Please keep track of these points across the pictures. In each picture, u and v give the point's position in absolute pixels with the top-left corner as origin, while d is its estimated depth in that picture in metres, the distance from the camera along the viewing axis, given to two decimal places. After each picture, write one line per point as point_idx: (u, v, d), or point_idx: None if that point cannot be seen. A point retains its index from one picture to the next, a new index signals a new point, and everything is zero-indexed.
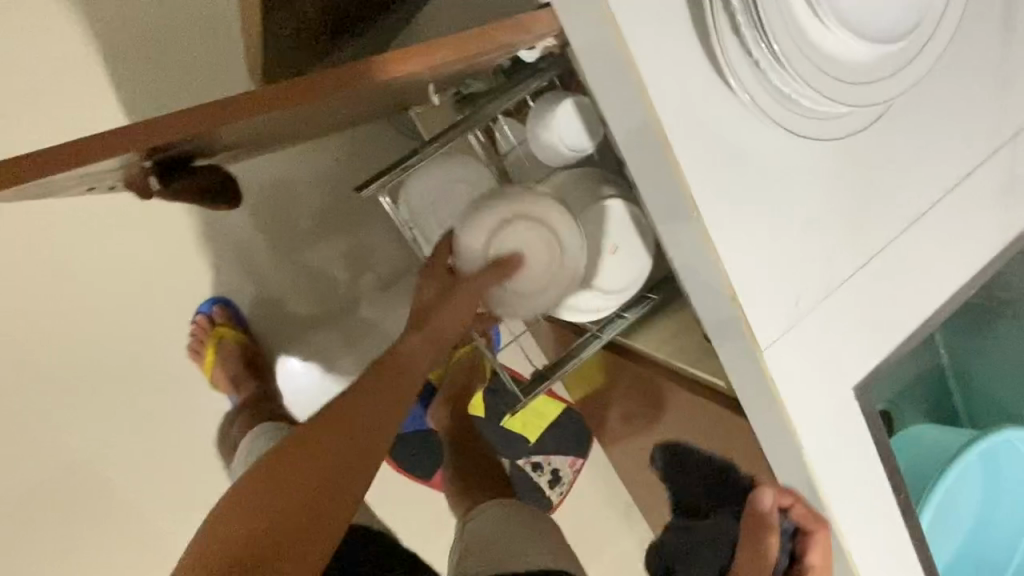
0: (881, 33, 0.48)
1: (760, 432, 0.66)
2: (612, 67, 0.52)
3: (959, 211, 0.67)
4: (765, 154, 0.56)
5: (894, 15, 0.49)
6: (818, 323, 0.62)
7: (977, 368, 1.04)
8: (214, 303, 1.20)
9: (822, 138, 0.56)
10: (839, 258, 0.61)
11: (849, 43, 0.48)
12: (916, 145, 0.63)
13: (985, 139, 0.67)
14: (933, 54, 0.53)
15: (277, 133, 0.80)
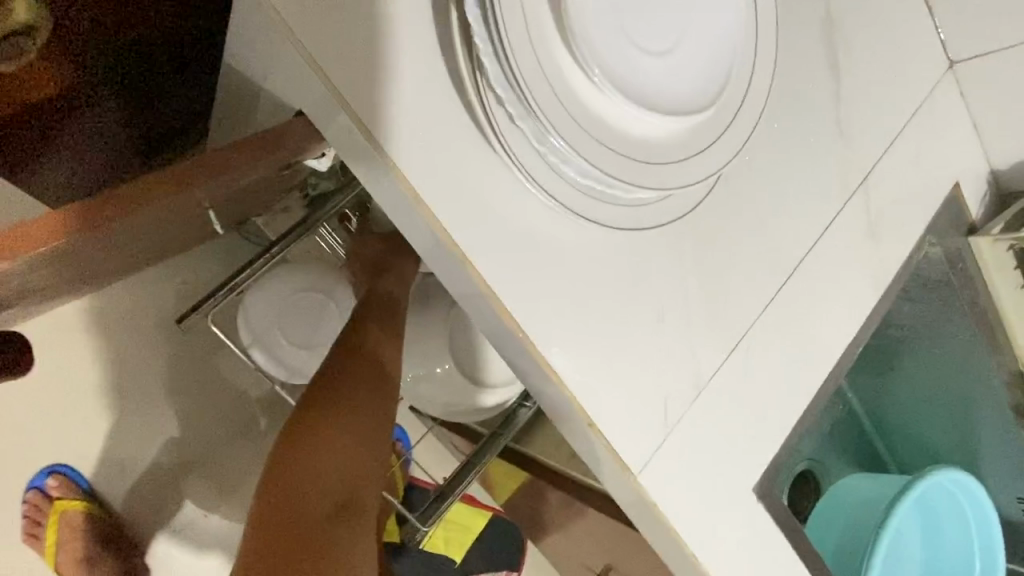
0: (687, 104, 0.42)
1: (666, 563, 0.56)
2: (384, 175, 0.42)
3: (825, 265, 0.62)
4: (588, 244, 0.48)
5: (698, 82, 0.43)
6: (697, 425, 0.53)
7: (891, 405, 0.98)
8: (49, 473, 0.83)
9: (659, 222, 0.49)
10: (702, 349, 0.53)
11: (648, 125, 0.41)
12: (761, 203, 0.57)
13: (836, 185, 0.63)
14: (752, 116, 0.47)
15: (79, 279, 0.65)
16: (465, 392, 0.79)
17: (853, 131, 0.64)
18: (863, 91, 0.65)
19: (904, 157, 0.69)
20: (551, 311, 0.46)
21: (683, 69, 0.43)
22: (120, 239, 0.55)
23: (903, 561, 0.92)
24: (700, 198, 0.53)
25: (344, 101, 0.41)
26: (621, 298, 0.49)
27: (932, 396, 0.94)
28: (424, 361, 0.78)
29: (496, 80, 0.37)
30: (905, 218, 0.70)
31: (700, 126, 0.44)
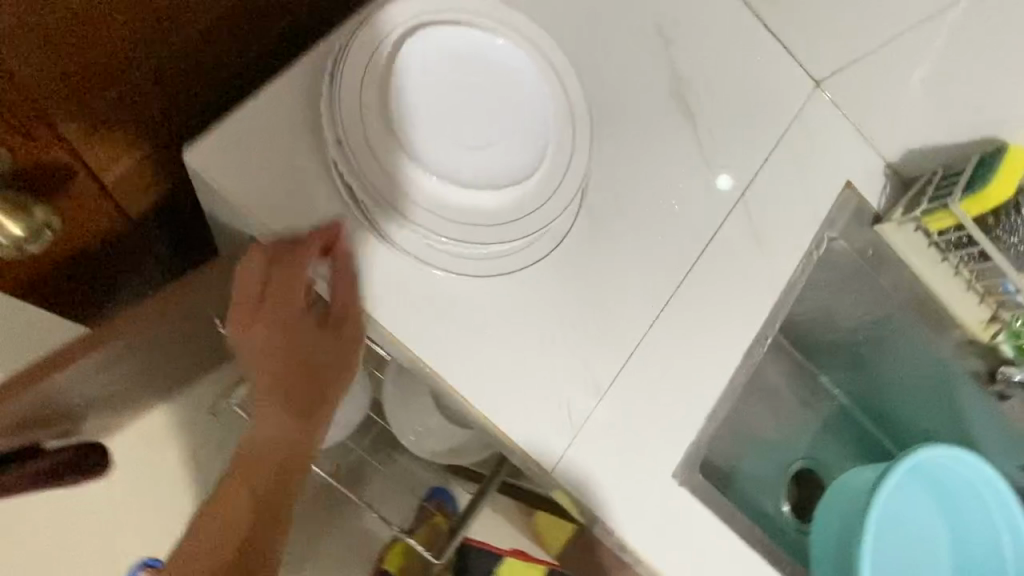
0: (498, 181, 0.58)
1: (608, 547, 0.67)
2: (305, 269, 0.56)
3: (712, 275, 0.72)
4: (475, 292, 0.61)
5: (514, 161, 0.59)
6: (600, 426, 0.64)
7: (872, 391, 1.03)
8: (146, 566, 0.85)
9: (523, 271, 0.62)
10: (597, 367, 0.64)
11: (486, 203, 0.57)
12: (634, 234, 0.69)
13: (710, 206, 0.74)
14: (575, 179, 0.61)
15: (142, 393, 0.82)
16: (460, 435, 0.93)
17: (719, 159, 0.75)
18: (724, 126, 0.77)
19: (783, 170, 0.79)
20: (451, 349, 0.59)
21: (500, 152, 0.59)
22: (146, 353, 0.68)
23: (910, 533, 0.95)
24: (572, 246, 0.66)
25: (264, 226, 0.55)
26: (511, 330, 0.62)
27: (908, 379, 0.97)
28: (419, 416, 0.92)
29: (353, 177, 0.54)
30: (795, 221, 0.79)
31: (533, 195, 0.59)
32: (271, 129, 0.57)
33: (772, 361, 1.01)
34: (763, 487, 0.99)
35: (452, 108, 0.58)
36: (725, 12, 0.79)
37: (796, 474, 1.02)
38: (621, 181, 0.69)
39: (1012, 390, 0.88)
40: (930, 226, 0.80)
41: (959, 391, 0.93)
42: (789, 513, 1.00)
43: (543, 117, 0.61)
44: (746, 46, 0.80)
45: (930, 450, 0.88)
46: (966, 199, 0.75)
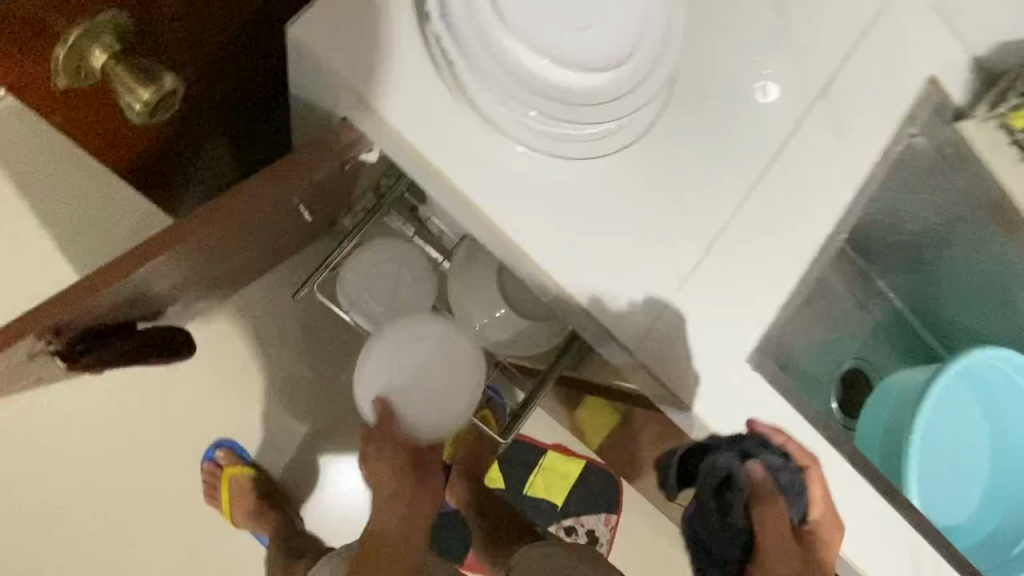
0: (569, 76, 0.55)
1: (663, 410, 0.73)
2: (397, 141, 0.61)
3: (789, 166, 0.72)
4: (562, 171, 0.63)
5: (602, 44, 0.56)
6: (681, 314, 0.67)
7: (928, 296, 1.05)
8: (218, 446, 1.22)
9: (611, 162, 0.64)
10: (670, 256, 0.66)
11: (581, 79, 0.56)
12: (716, 122, 0.69)
13: (792, 96, 0.72)
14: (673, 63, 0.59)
15: (215, 278, 0.88)
16: (522, 328, 0.95)
17: (804, 48, 0.73)
18: (811, 12, 0.74)
19: (866, 60, 0.77)
20: (533, 225, 0.62)
21: (581, 36, 0.56)
22: (212, 247, 0.73)
23: (957, 428, 0.99)
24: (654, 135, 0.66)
25: (361, 95, 0.60)
26: (596, 211, 0.64)
27: (963, 279, 1.00)
28: (484, 310, 0.96)
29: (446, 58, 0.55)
30: (876, 115, 0.77)
31: (626, 72, 0.57)
32: (381, 10, 0.60)
33: None
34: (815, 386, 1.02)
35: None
36: None
37: (846, 374, 1.05)
38: (706, 72, 0.69)
39: None
40: (1014, 122, 0.82)
41: (1018, 288, 0.96)
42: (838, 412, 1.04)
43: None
44: None
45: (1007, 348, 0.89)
46: None
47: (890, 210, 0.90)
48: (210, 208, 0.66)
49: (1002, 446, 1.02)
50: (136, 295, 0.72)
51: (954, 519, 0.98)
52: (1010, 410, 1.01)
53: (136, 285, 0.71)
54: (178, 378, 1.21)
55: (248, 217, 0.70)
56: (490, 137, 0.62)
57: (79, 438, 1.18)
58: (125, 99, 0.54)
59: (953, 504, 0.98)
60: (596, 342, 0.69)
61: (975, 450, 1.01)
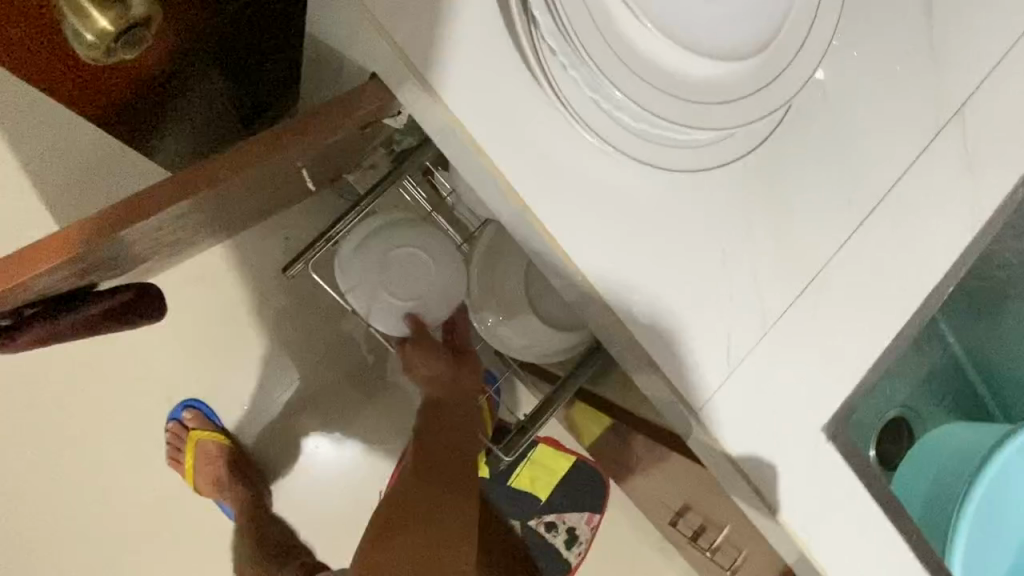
0: (693, 63, 0.41)
1: (709, 469, 0.62)
2: (440, 119, 0.47)
3: (907, 199, 0.59)
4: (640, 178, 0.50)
5: (732, 27, 0.43)
6: (758, 369, 0.55)
7: None
8: (187, 407, 1.10)
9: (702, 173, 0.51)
10: (756, 295, 0.54)
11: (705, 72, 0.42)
12: (831, 136, 0.55)
13: (924, 113, 0.59)
14: (812, 61, 0.46)
15: (205, 230, 0.77)
16: (543, 334, 0.82)
17: (945, 56, 0.59)
18: (959, 12, 0.60)
19: (1012, 78, 0.63)
20: (597, 243, 0.49)
21: (706, 14, 0.42)
22: (219, 199, 0.62)
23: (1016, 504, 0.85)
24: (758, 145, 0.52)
25: (400, 53, 0.45)
26: (674, 233, 0.51)
27: None
28: (502, 308, 0.83)
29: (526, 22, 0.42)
30: (1012, 147, 0.64)
31: (757, 67, 0.44)
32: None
33: None
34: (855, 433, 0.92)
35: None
36: None
37: (890, 422, 0.95)
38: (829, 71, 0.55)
39: None
40: None
41: None
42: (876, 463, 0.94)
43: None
44: None
45: None
46: None
47: (986, 254, 0.78)
48: (232, 156, 0.56)
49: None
50: (126, 248, 0.61)
51: None
52: None
53: (131, 239, 0.60)
54: (148, 333, 1.08)
55: (268, 171, 0.60)
56: (558, 124, 0.48)
57: (32, 386, 1.06)
58: (69, 22, 0.41)
59: None
60: (648, 387, 0.57)
61: None
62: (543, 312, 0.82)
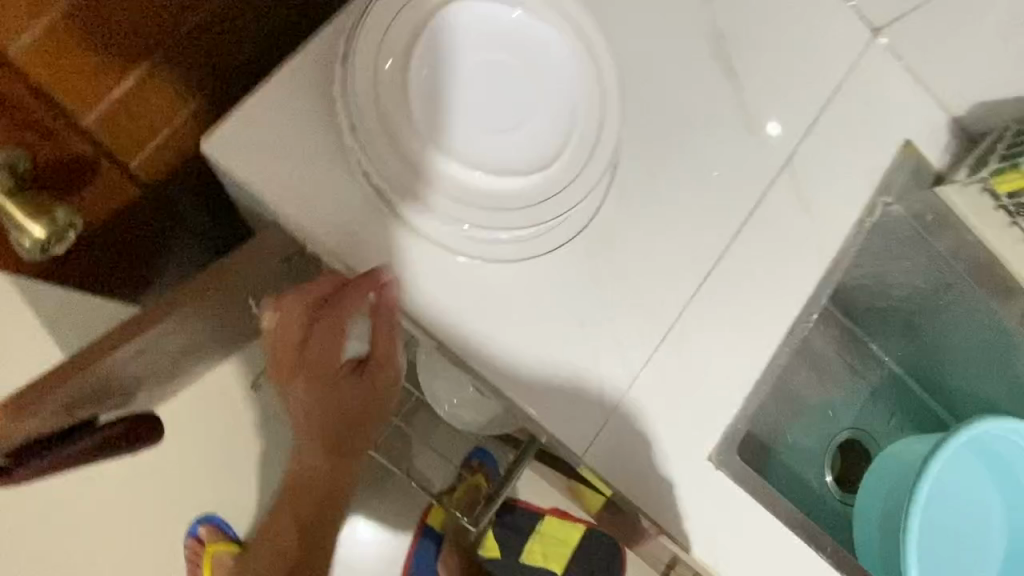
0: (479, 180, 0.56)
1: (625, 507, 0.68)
2: (325, 251, 0.58)
3: (751, 246, 0.68)
4: (500, 270, 0.60)
5: (530, 146, 0.58)
6: (636, 412, 0.63)
7: (927, 361, 0.97)
8: (200, 524, 1.10)
9: (550, 259, 0.62)
10: (624, 352, 0.62)
11: (530, 176, 0.57)
12: (668, 205, 0.65)
13: (752, 172, 0.69)
14: (604, 162, 0.60)
15: (181, 359, 0.84)
16: (490, 411, 0.92)
17: (762, 123, 0.70)
18: (768, 83, 0.71)
19: (833, 129, 0.73)
20: (471, 327, 0.59)
21: (492, 143, 0.57)
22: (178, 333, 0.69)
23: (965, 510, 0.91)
24: (600, 225, 0.63)
25: (283, 211, 0.57)
26: (535, 308, 0.61)
27: (960, 345, 0.92)
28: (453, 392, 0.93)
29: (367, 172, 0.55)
30: (845, 186, 0.73)
31: (566, 163, 0.59)
32: (299, 111, 0.58)
33: (820, 328, 0.96)
34: (807, 460, 0.97)
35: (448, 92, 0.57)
36: None
37: (842, 444, 1.00)
38: (655, 158, 0.65)
39: None
40: (998, 186, 0.74)
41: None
42: (834, 485, 0.98)
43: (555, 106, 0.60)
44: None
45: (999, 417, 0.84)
46: None
47: (873, 276, 0.85)
48: (168, 301, 0.62)
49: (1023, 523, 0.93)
50: (101, 385, 0.69)
51: None
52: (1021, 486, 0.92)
53: (104, 376, 0.67)
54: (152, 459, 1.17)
55: (212, 306, 0.65)
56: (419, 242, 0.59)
57: None
58: (14, 236, 0.50)
59: None
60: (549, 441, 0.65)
61: (987, 532, 0.92)
62: (486, 402, 0.90)
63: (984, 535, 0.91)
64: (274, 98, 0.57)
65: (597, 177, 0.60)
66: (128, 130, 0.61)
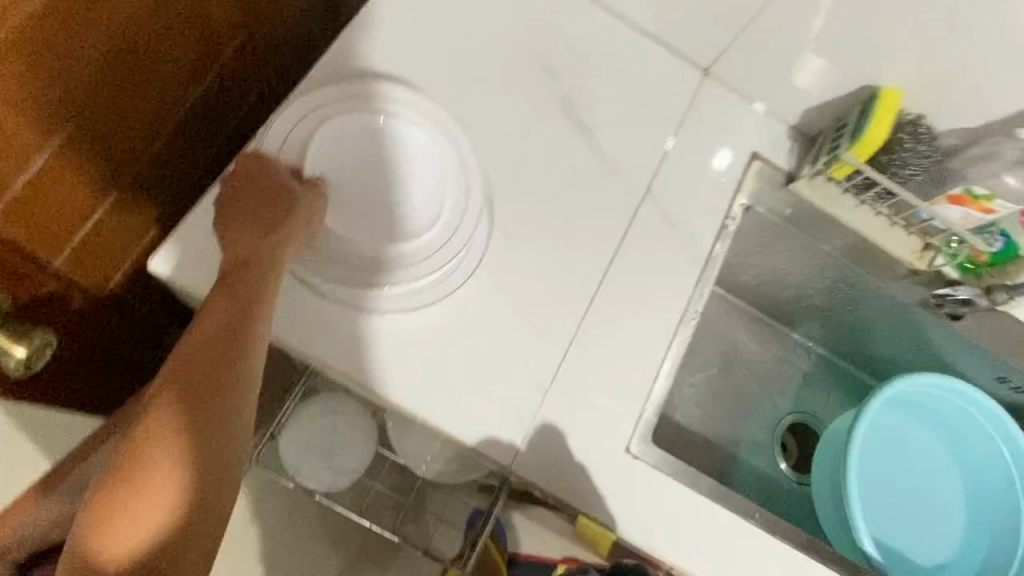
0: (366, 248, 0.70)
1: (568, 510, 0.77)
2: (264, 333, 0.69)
3: (629, 265, 0.80)
4: (412, 323, 0.72)
5: (411, 215, 0.72)
6: (552, 421, 0.73)
7: (844, 339, 1.06)
8: None
9: (453, 306, 0.73)
10: (529, 371, 0.73)
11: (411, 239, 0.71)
12: (549, 243, 0.78)
13: (618, 204, 0.82)
14: (474, 219, 0.74)
15: None
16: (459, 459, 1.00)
17: (619, 163, 0.84)
18: (618, 130, 0.85)
19: (684, 156, 0.87)
20: (395, 375, 0.70)
21: (377, 218, 0.71)
22: None
23: (907, 464, 1.02)
24: (492, 271, 0.75)
25: None
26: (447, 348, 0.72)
27: (865, 319, 1.01)
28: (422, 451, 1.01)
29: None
30: (704, 200, 0.86)
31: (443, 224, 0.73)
32: None
33: (739, 326, 1.07)
34: (756, 450, 1.05)
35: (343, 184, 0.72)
36: (598, 30, 0.88)
37: (789, 430, 1.08)
38: (529, 209, 0.79)
39: (961, 311, 0.91)
40: (836, 175, 0.84)
41: (919, 321, 0.96)
42: (789, 469, 1.06)
43: (430, 181, 0.74)
44: (624, 58, 0.88)
45: (907, 379, 0.93)
46: (854, 147, 0.80)
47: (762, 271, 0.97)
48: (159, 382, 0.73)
49: (974, 471, 1.01)
50: None
51: (927, 554, 0.98)
52: (962, 435, 1.01)
53: None
54: None
55: None
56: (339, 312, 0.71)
57: None
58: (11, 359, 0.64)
59: (924, 538, 0.99)
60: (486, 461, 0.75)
61: (936, 482, 1.02)
62: (451, 451, 0.99)
63: (933, 485, 1.02)
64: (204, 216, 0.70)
65: (472, 231, 0.74)
66: (95, 265, 0.75)
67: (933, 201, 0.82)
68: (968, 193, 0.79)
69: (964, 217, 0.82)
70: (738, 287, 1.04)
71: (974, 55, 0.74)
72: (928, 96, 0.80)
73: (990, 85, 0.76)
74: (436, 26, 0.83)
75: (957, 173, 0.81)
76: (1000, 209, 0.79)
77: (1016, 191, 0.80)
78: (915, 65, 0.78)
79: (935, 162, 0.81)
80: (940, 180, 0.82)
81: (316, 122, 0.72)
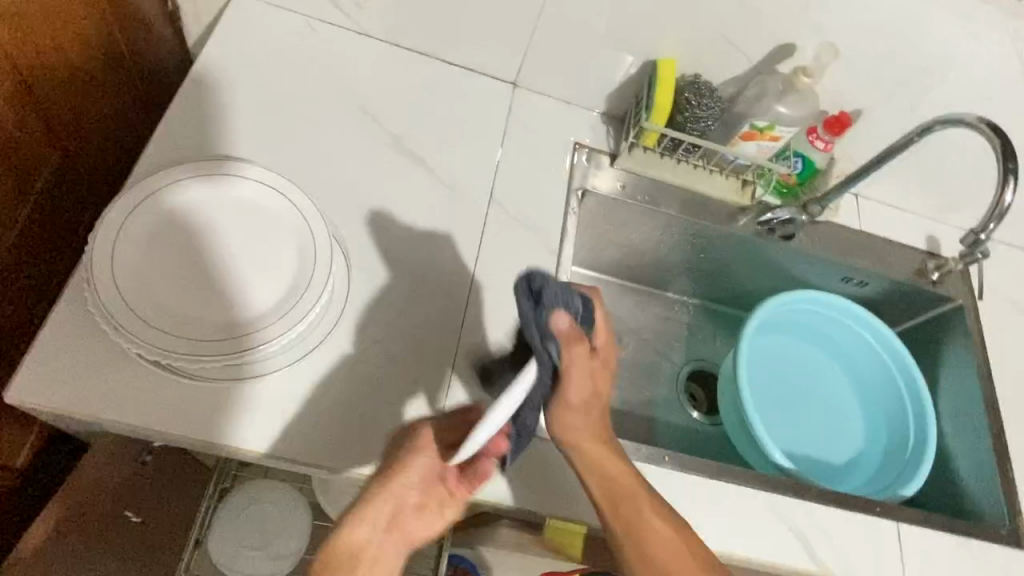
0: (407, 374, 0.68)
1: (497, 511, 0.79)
2: (141, 430, 0.68)
3: (490, 268, 0.85)
4: (292, 380, 0.73)
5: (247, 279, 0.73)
6: None
7: (712, 285, 1.16)
8: None
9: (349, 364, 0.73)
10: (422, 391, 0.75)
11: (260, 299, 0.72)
12: (410, 268, 0.82)
13: (465, 217, 0.88)
14: (326, 263, 0.74)
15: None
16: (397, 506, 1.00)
17: (457, 181, 0.90)
18: (448, 153, 0.91)
19: (515, 160, 0.94)
20: (287, 433, 0.70)
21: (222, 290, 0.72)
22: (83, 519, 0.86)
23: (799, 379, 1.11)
24: (361, 309, 0.78)
25: (95, 415, 0.66)
26: (334, 392, 0.73)
27: (721, 262, 1.11)
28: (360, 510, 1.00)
29: (142, 351, 0.67)
30: (543, 193, 0.93)
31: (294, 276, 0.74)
32: (73, 336, 0.69)
33: (620, 300, 1.14)
34: (667, 406, 1.11)
35: (178, 262, 0.72)
36: (406, 71, 0.95)
37: (691, 380, 1.15)
38: (383, 244, 0.83)
39: (791, 229, 1.03)
40: (646, 143, 0.96)
41: (762, 250, 1.06)
42: (700, 416, 1.12)
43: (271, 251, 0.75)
44: (438, 89, 0.95)
45: (767, 302, 1.03)
46: (652, 115, 0.91)
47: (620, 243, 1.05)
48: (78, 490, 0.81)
49: (856, 369, 1.12)
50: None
51: (838, 455, 1.07)
52: (836, 340, 1.12)
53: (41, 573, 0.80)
54: None
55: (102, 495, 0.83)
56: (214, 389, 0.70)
57: None
58: None
59: (831, 443, 1.08)
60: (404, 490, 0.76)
61: (828, 388, 1.12)
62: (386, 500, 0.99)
63: (826, 391, 1.12)
64: (52, 331, 0.69)
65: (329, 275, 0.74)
66: None
67: (731, 142, 0.94)
68: (754, 127, 0.90)
69: (759, 149, 0.93)
70: (607, 265, 1.12)
71: (716, 16, 0.86)
72: (697, 57, 0.92)
73: (738, 36, 0.88)
74: (251, 103, 0.87)
75: (740, 115, 0.93)
76: (783, 134, 0.90)
77: (792, 116, 0.91)
78: (676, 35, 0.90)
79: (722, 109, 0.93)
80: (731, 125, 0.94)
81: (145, 208, 0.72)
